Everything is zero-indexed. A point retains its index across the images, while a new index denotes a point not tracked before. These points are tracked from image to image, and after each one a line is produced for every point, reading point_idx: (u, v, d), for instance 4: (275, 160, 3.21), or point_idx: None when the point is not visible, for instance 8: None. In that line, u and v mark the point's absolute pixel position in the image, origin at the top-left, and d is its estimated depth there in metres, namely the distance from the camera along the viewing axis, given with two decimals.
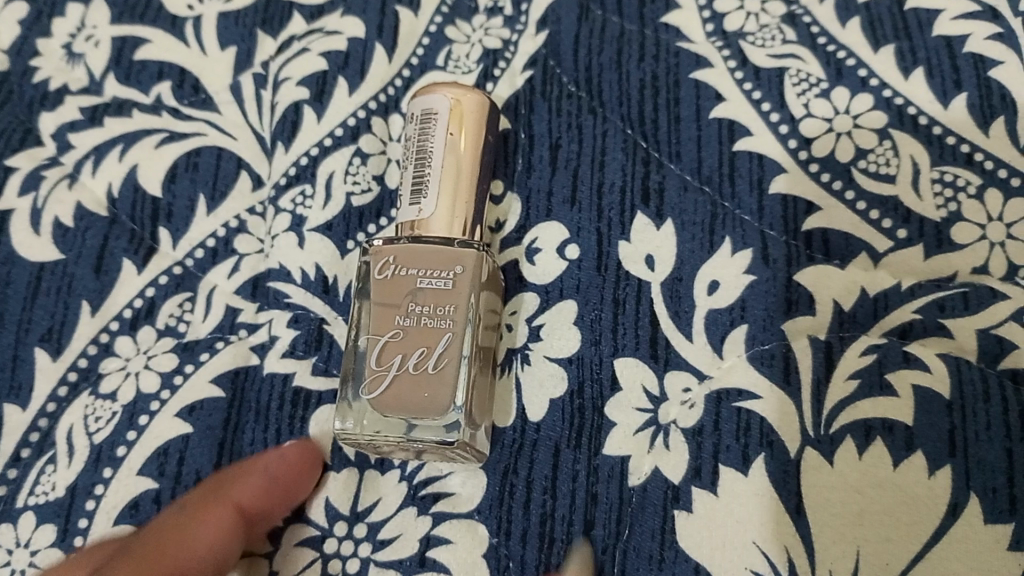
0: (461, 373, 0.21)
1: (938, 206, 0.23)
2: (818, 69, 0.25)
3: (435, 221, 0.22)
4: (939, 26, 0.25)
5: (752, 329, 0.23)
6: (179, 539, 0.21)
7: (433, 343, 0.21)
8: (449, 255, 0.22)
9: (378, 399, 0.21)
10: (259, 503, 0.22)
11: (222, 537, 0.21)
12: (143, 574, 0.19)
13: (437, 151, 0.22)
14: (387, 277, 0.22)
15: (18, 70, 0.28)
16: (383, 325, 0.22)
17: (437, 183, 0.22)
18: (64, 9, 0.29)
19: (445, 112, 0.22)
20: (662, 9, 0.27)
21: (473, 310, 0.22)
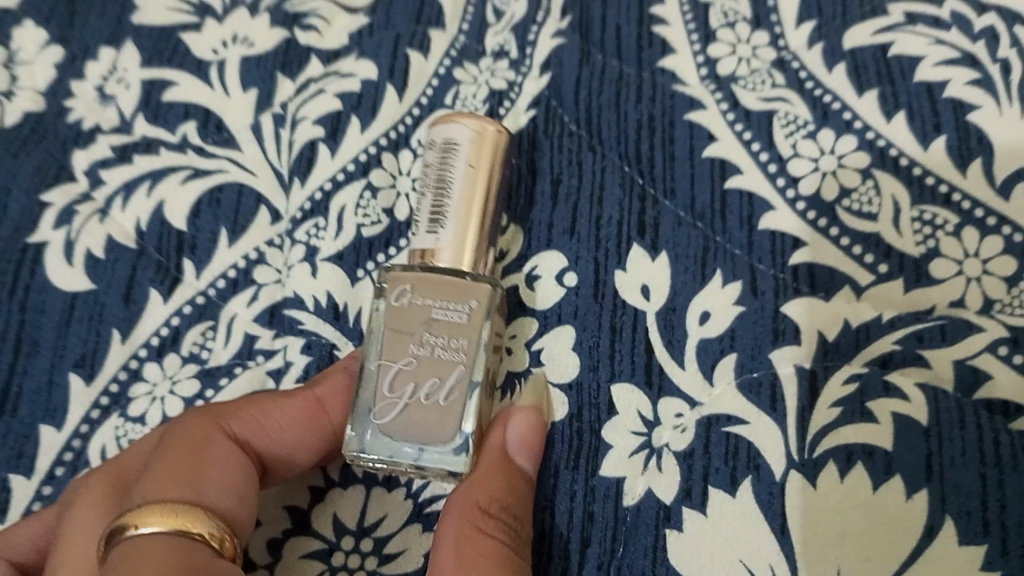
0: (471, 403, 0.22)
1: (917, 242, 0.24)
2: (805, 111, 0.27)
3: (450, 253, 0.23)
4: (921, 72, 0.26)
5: (741, 357, 0.24)
6: (259, 409, 0.23)
7: (446, 376, 0.22)
8: (465, 288, 0.23)
9: (389, 424, 0.22)
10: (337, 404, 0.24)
11: (297, 420, 0.23)
12: (217, 424, 0.22)
13: (456, 184, 0.24)
14: (402, 305, 0.23)
15: (53, 111, 0.30)
16: (397, 352, 0.23)
17: (455, 216, 0.24)
18: (97, 53, 0.30)
19: (467, 144, 0.24)
20: (659, 54, 0.29)
21: (485, 343, 0.23)
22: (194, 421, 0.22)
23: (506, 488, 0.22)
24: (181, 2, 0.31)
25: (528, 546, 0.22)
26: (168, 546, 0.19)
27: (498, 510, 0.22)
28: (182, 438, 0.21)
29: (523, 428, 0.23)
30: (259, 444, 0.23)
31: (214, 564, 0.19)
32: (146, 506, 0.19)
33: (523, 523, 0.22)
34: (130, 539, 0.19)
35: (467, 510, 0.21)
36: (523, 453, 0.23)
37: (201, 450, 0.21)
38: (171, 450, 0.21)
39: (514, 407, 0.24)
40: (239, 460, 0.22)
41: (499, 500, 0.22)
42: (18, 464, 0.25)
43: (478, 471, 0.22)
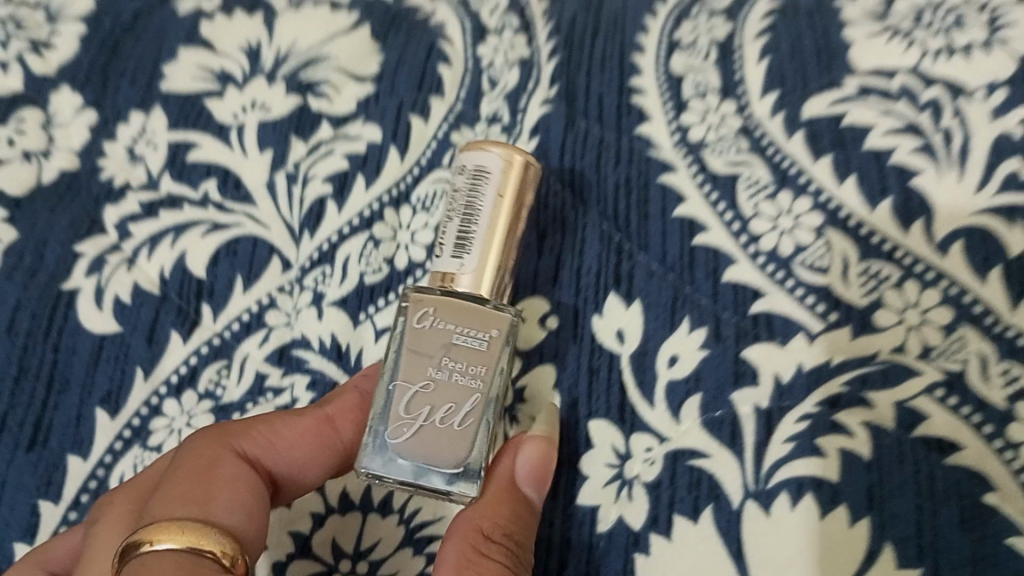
0: (485, 427, 0.24)
1: (863, 293, 0.27)
2: (766, 175, 0.29)
3: (472, 279, 0.25)
4: (870, 141, 0.29)
5: (705, 397, 0.27)
6: (270, 427, 0.25)
7: (463, 401, 0.24)
8: (485, 315, 0.24)
9: (401, 444, 0.24)
10: (344, 423, 0.26)
11: (306, 437, 0.26)
12: (229, 440, 0.24)
13: (484, 210, 0.25)
14: (425, 329, 0.24)
15: (87, 169, 0.33)
16: (416, 374, 0.24)
17: (480, 242, 0.25)
18: (128, 116, 0.34)
19: (498, 172, 0.25)
20: (636, 121, 0.32)
21: (501, 370, 0.24)
22: (207, 441, 0.24)
23: (510, 516, 0.24)
24: (206, 71, 0.34)
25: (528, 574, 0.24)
26: (176, 566, 0.20)
27: (502, 536, 0.23)
28: (194, 458, 0.24)
29: (531, 460, 0.25)
30: (274, 462, 0.25)
31: None
32: (160, 525, 0.21)
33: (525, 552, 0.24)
34: (144, 556, 0.21)
35: (472, 534, 0.23)
36: (530, 484, 0.25)
37: (210, 468, 0.23)
38: (184, 469, 0.23)
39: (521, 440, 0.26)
40: (246, 476, 0.24)
41: (502, 527, 0.24)
42: (48, 490, 0.28)
43: (487, 497, 0.24)
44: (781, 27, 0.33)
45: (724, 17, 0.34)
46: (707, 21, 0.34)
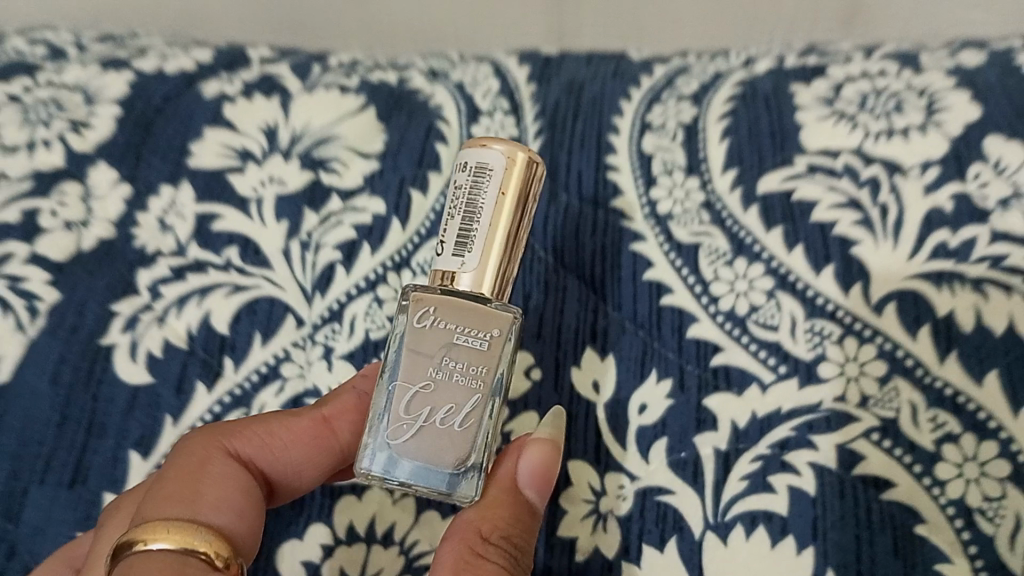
0: (485, 425, 0.25)
1: (809, 348, 0.31)
2: (724, 243, 0.33)
3: (473, 281, 0.25)
4: (817, 214, 0.33)
5: (671, 440, 0.30)
6: (269, 426, 0.29)
7: (463, 402, 0.24)
8: (486, 315, 0.25)
9: (402, 444, 0.25)
10: (339, 423, 0.29)
11: (301, 435, 0.29)
12: (230, 436, 0.28)
13: (487, 208, 0.24)
14: (426, 328, 0.25)
15: (122, 237, 0.36)
16: (417, 374, 0.25)
17: (483, 241, 0.25)
18: (159, 190, 0.37)
19: (502, 169, 0.25)
20: (611, 195, 0.36)
21: (502, 369, 0.25)
22: (202, 442, 0.27)
23: (509, 519, 0.26)
24: (229, 149, 0.38)
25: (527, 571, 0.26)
26: (170, 564, 0.23)
27: (499, 539, 0.25)
28: (187, 460, 0.26)
29: (531, 464, 0.27)
30: (271, 461, 0.28)
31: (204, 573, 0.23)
32: (151, 525, 0.23)
33: (523, 552, 0.26)
34: (136, 554, 0.23)
35: (469, 536, 0.25)
36: (531, 487, 0.26)
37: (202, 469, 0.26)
38: (176, 472, 0.26)
39: (524, 442, 0.27)
40: (236, 474, 0.27)
41: (499, 530, 0.25)
42: (87, 524, 0.31)
43: (489, 499, 0.26)
44: (740, 112, 0.38)
45: (689, 103, 0.38)
46: (675, 106, 0.38)
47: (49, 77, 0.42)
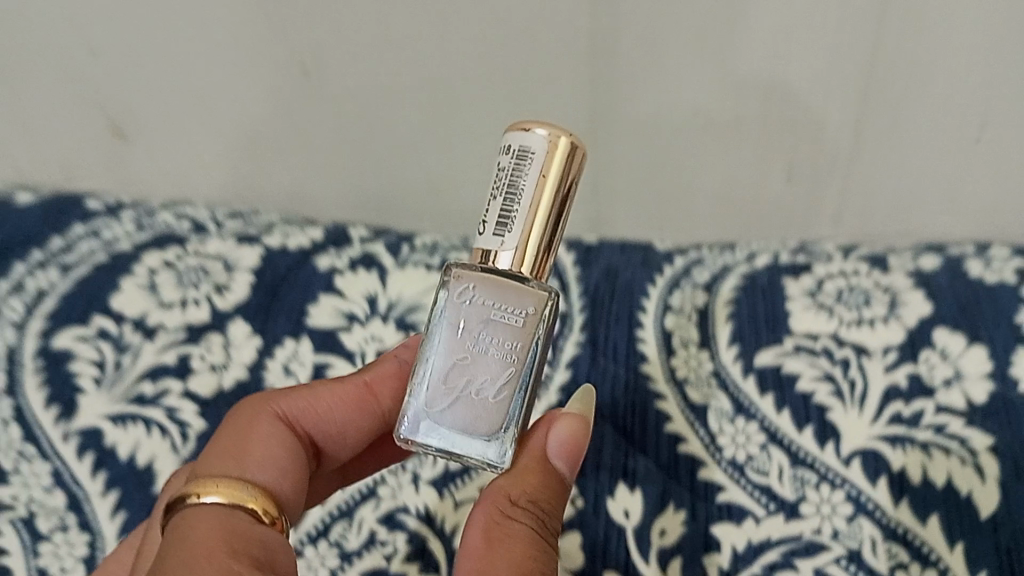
0: (517, 396, 0.30)
1: (794, 490, 0.40)
2: (728, 403, 0.43)
3: (513, 259, 0.30)
4: (800, 385, 0.43)
5: (684, 559, 0.39)
6: (318, 394, 0.36)
7: (498, 374, 0.30)
8: (520, 292, 0.30)
9: (443, 410, 0.30)
10: (377, 390, 0.37)
11: (346, 400, 0.37)
12: (282, 398, 0.35)
13: (528, 188, 0.29)
14: (466, 304, 0.30)
15: (255, 380, 0.47)
16: (459, 348, 0.30)
17: (523, 223, 0.29)
18: (284, 341, 0.49)
19: (543, 152, 0.29)
20: (639, 361, 0.46)
21: (534, 344, 0.30)
22: (255, 406, 0.35)
23: (537, 485, 0.32)
24: (339, 311, 0.50)
25: (551, 530, 0.31)
26: (220, 512, 0.29)
27: (525, 502, 0.31)
28: (240, 421, 0.34)
29: (557, 440, 0.33)
30: (317, 421, 0.36)
31: (242, 522, 0.29)
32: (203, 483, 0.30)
33: (549, 511, 0.31)
34: (191, 506, 0.29)
35: (500, 500, 0.31)
36: (558, 458, 0.32)
37: (248, 429, 0.33)
38: (229, 435, 0.33)
39: (552, 420, 0.33)
40: (279, 433, 0.34)
41: (527, 496, 0.31)
42: None
43: (520, 467, 0.32)
44: (741, 301, 0.48)
45: (703, 291, 0.49)
46: (691, 292, 0.49)
47: (195, 247, 0.53)
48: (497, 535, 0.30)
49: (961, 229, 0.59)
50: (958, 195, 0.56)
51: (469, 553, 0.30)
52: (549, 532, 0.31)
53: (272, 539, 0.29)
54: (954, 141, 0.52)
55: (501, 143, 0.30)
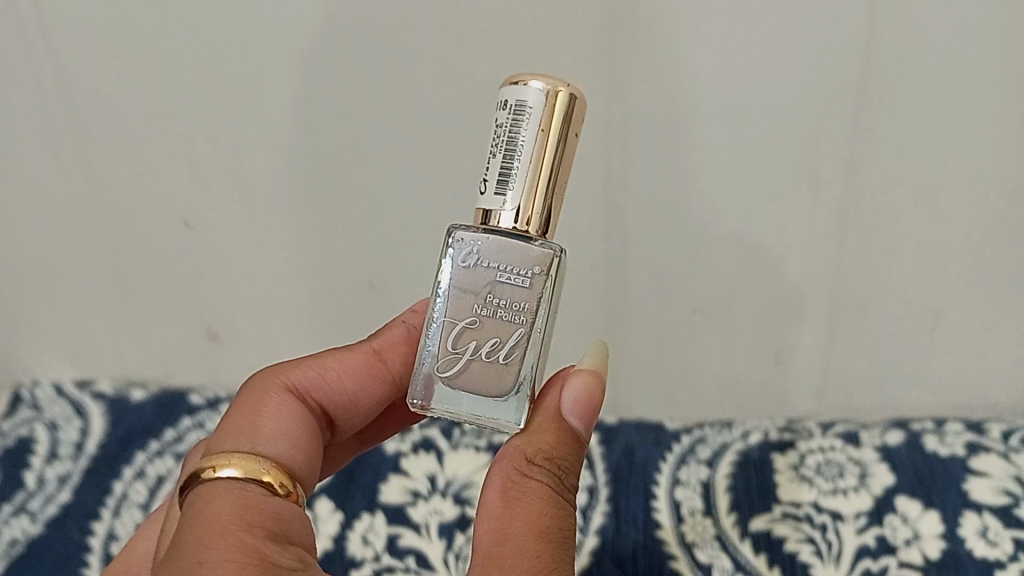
0: (531, 355, 0.38)
1: None
2: (729, 562, 0.54)
3: (517, 212, 0.37)
4: (788, 547, 0.54)
5: None
6: (329, 363, 0.48)
7: (507, 336, 0.38)
8: (529, 253, 0.38)
9: (459, 369, 0.39)
10: (382, 358, 0.50)
11: (354, 367, 0.49)
12: (299, 364, 0.47)
13: (526, 143, 0.36)
14: (474, 271, 0.38)
15: (339, 548, 0.62)
16: (469, 313, 0.39)
17: (523, 175, 0.37)
18: (361, 516, 0.64)
19: (538, 106, 0.36)
20: (655, 527, 0.57)
21: (537, 301, 0.38)
22: (270, 377, 0.46)
23: (549, 442, 0.40)
24: (407, 490, 0.65)
25: (562, 481, 0.40)
26: (233, 487, 0.38)
27: (539, 460, 0.39)
28: (257, 390, 0.45)
29: (570, 397, 0.41)
30: (329, 386, 0.48)
31: (259, 497, 0.38)
32: (220, 458, 0.40)
33: (564, 462, 0.40)
34: (209, 478, 0.39)
35: (519, 459, 0.39)
36: (573, 416, 0.41)
37: (263, 401, 0.44)
38: (245, 405, 0.44)
39: (566, 378, 0.42)
40: (288, 404, 0.45)
41: (541, 454, 0.39)
42: None
43: (538, 427, 0.40)
44: (738, 474, 0.59)
45: (705, 466, 0.60)
46: (695, 467, 0.60)
47: None
48: (514, 493, 0.39)
49: (917, 397, 0.74)
50: (905, 370, 0.72)
51: (494, 506, 0.39)
52: (560, 483, 0.39)
53: (282, 508, 0.39)
54: (919, 331, 0.70)
55: (501, 99, 0.37)
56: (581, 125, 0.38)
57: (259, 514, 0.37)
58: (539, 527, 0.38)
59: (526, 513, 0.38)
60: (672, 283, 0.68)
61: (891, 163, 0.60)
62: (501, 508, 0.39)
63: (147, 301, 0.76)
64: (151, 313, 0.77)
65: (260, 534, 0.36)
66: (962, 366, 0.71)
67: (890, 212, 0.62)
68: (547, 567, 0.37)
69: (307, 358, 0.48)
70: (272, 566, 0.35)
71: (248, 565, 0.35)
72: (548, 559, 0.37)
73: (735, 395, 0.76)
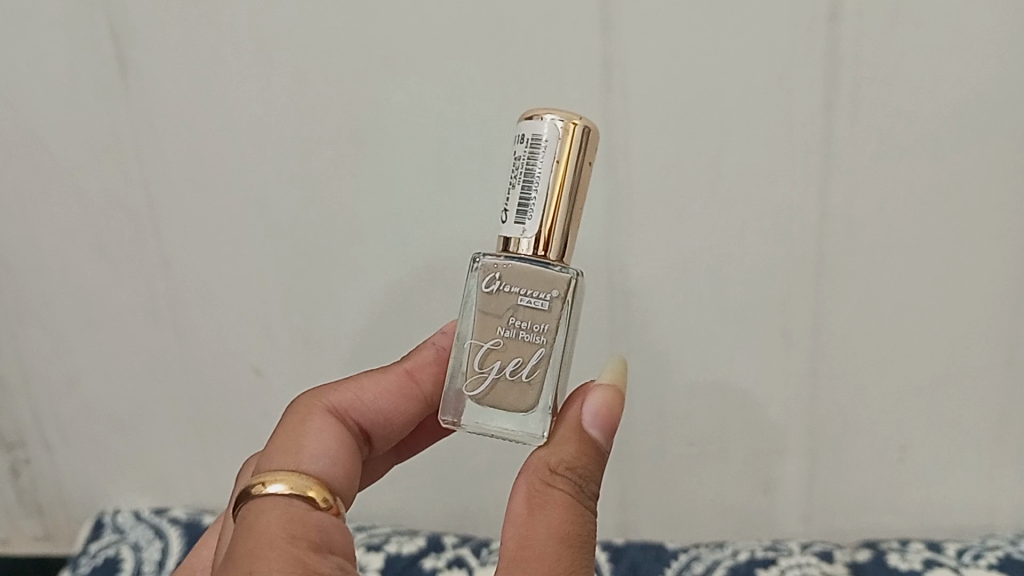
0: (549, 373, 0.48)
1: None
2: None
3: (535, 238, 0.47)
4: None
5: None
6: (367, 385, 0.58)
7: (529, 355, 0.48)
8: (548, 279, 0.47)
9: (489, 386, 0.49)
10: (414, 378, 0.59)
11: (390, 388, 0.59)
12: (339, 387, 0.57)
13: (542, 174, 0.46)
14: (500, 297, 0.49)
15: None
16: (495, 334, 0.49)
17: (540, 203, 0.46)
18: None
19: (552, 141, 0.45)
20: None
21: (554, 322, 0.48)
22: (314, 400, 0.55)
23: (569, 455, 0.48)
24: None
25: (581, 489, 0.48)
26: (280, 504, 0.47)
27: (561, 471, 0.48)
28: (301, 413, 0.54)
29: (588, 414, 0.49)
30: (367, 406, 0.57)
31: (301, 509, 0.47)
32: (269, 476, 0.49)
33: (582, 471, 0.48)
34: (261, 495, 0.48)
35: (544, 469, 0.48)
36: (592, 430, 0.49)
37: (307, 423, 0.54)
38: (291, 426, 0.54)
39: (586, 395, 0.50)
40: (328, 425, 0.54)
41: (563, 467, 0.48)
42: None
43: (563, 440, 0.49)
44: None
45: None
46: None
47: None
48: (536, 501, 0.47)
49: (891, 530, 0.84)
50: (877, 502, 0.82)
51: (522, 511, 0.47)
52: (579, 491, 0.48)
53: (322, 519, 0.48)
54: (885, 465, 0.80)
55: (520, 134, 0.47)
56: (592, 153, 0.47)
57: (303, 528, 0.46)
58: (560, 531, 0.46)
59: (544, 520, 0.46)
60: (668, 426, 0.81)
61: (841, 327, 0.74)
62: (525, 514, 0.47)
63: (217, 443, 0.88)
64: (220, 453, 0.89)
65: (303, 545, 0.45)
66: (927, 498, 0.81)
67: (848, 361, 0.76)
68: (564, 567, 0.45)
69: (348, 381, 0.58)
70: (314, 573, 0.44)
71: (293, 571, 0.44)
72: (566, 560, 0.45)
73: (732, 523, 0.85)
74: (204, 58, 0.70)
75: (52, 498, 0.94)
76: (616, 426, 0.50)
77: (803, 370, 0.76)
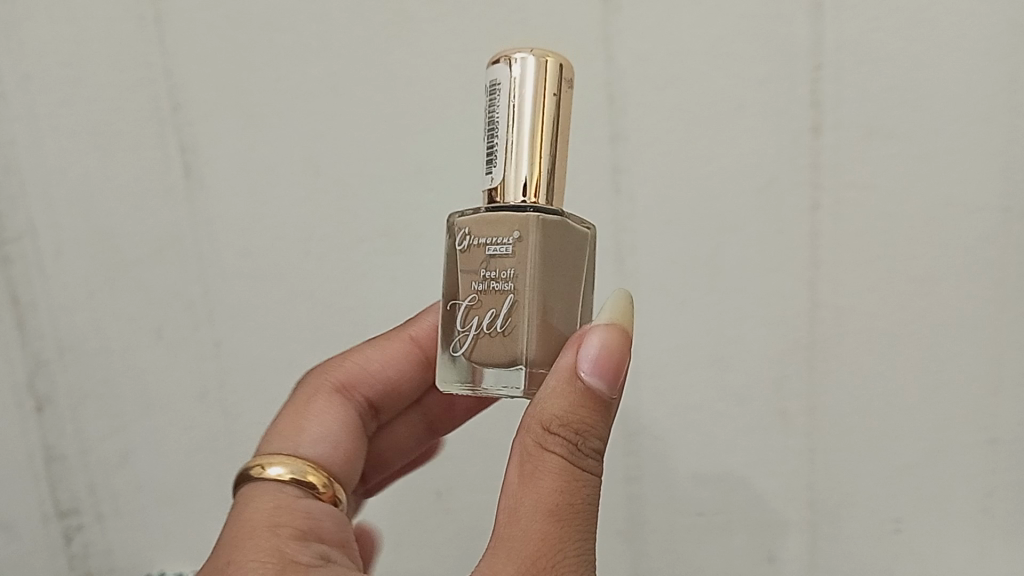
0: (521, 320, 0.52)
1: None
2: None
3: (499, 184, 0.52)
4: None
5: None
6: (374, 356, 0.67)
7: (500, 305, 0.53)
8: (511, 224, 0.52)
9: (472, 343, 0.54)
10: (419, 347, 0.68)
11: (397, 359, 0.68)
12: (347, 362, 0.66)
13: (501, 117, 0.52)
14: (473, 251, 0.54)
15: None
16: (471, 289, 0.54)
17: (500, 147, 0.52)
18: None
19: (506, 83, 0.51)
20: None
21: (520, 267, 0.52)
22: (320, 381, 0.65)
23: (562, 412, 0.50)
24: None
25: (575, 450, 0.50)
26: (274, 492, 0.54)
27: (553, 432, 0.50)
28: (308, 393, 0.64)
29: (582, 362, 0.50)
30: (375, 378, 0.67)
31: (292, 497, 0.54)
32: (268, 458, 0.58)
33: (576, 425, 0.50)
34: (260, 481, 0.55)
35: (538, 428, 0.50)
36: (587, 378, 0.50)
37: (308, 405, 0.63)
38: (296, 407, 0.63)
39: (583, 340, 0.51)
40: (330, 405, 0.64)
41: (555, 425, 0.50)
42: None
43: (558, 394, 0.50)
44: None
45: None
46: None
47: None
48: (528, 468, 0.50)
49: None
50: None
51: (520, 473, 0.51)
52: (572, 451, 0.50)
53: (310, 506, 0.54)
54: (885, 539, 0.83)
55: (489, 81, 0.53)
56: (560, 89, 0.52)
57: (286, 517, 0.52)
58: (548, 496, 0.49)
59: (533, 490, 0.50)
60: (674, 500, 0.85)
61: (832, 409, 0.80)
62: (518, 482, 0.50)
63: None
64: None
65: (285, 532, 0.51)
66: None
67: (843, 438, 0.81)
68: (549, 538, 0.48)
69: (358, 352, 0.67)
70: (291, 556, 0.49)
71: (270, 558, 0.48)
72: (553, 531, 0.49)
73: None
74: (258, 167, 0.80)
75: (101, 567, 0.96)
76: (615, 368, 0.50)
77: (800, 448, 0.81)
